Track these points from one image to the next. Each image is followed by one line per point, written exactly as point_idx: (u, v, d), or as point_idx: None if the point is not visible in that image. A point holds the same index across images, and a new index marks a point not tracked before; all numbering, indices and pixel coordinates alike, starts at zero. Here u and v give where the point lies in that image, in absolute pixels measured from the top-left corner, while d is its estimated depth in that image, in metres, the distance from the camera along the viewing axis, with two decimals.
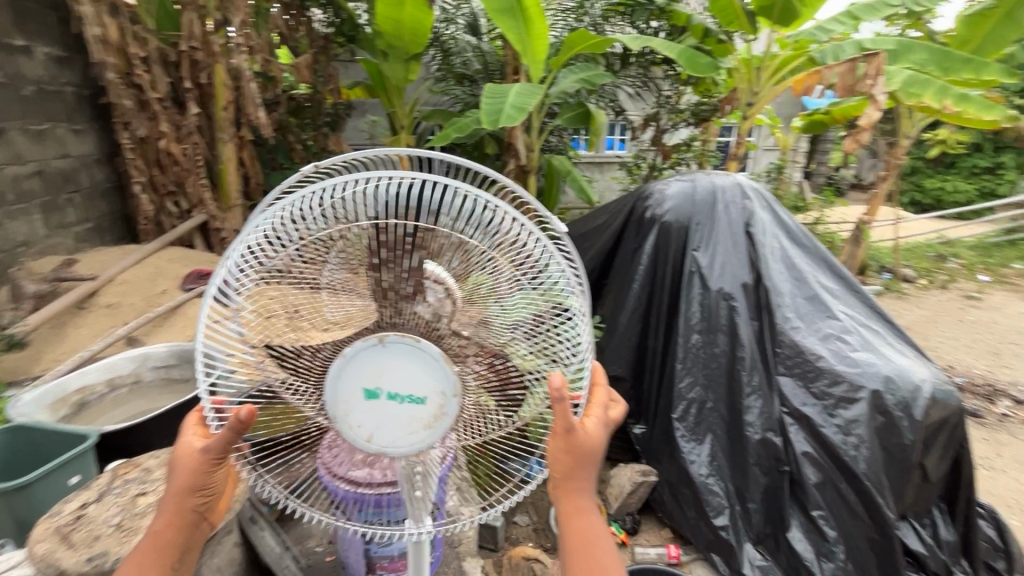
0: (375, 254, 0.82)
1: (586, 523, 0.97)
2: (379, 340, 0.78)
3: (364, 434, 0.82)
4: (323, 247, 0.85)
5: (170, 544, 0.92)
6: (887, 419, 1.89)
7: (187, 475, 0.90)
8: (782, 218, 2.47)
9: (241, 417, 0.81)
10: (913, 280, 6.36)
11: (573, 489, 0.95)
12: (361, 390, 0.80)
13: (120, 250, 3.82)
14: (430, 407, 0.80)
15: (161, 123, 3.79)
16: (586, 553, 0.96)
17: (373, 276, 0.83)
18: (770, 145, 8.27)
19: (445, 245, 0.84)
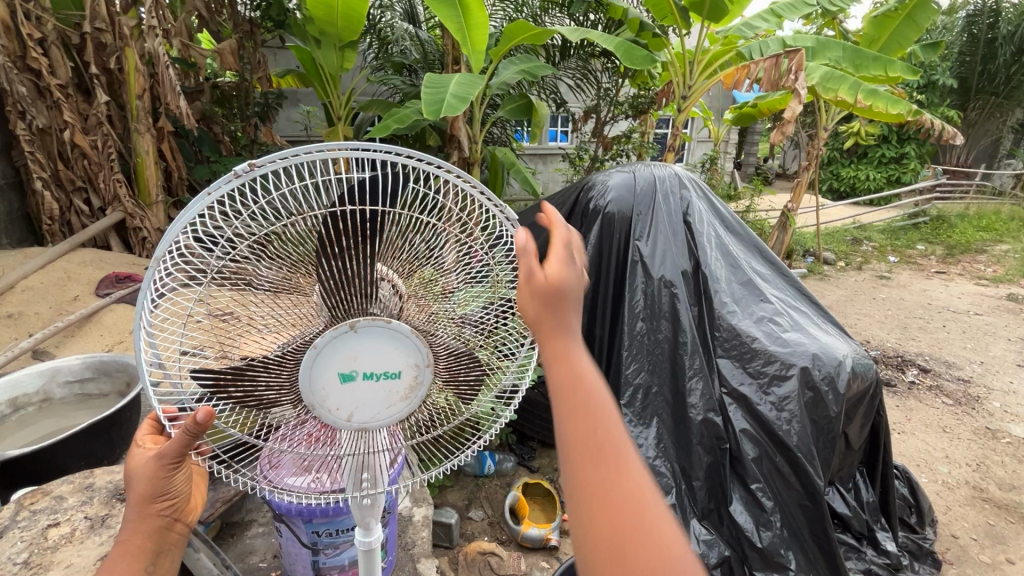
0: (334, 243, 0.74)
1: (585, 385, 0.71)
2: (350, 327, 0.74)
3: (342, 416, 0.78)
4: (273, 246, 0.75)
5: (139, 561, 0.82)
6: (815, 394, 2.02)
7: (145, 483, 0.80)
8: (717, 207, 2.58)
9: (199, 418, 0.72)
10: (833, 263, 6.88)
11: (556, 333, 0.73)
12: (335, 375, 0.75)
13: (22, 255, 3.45)
14: (406, 378, 0.79)
15: (64, 113, 3.44)
16: (589, 425, 0.68)
17: (335, 267, 0.74)
18: (703, 136, 8.64)
19: (396, 236, 0.80)
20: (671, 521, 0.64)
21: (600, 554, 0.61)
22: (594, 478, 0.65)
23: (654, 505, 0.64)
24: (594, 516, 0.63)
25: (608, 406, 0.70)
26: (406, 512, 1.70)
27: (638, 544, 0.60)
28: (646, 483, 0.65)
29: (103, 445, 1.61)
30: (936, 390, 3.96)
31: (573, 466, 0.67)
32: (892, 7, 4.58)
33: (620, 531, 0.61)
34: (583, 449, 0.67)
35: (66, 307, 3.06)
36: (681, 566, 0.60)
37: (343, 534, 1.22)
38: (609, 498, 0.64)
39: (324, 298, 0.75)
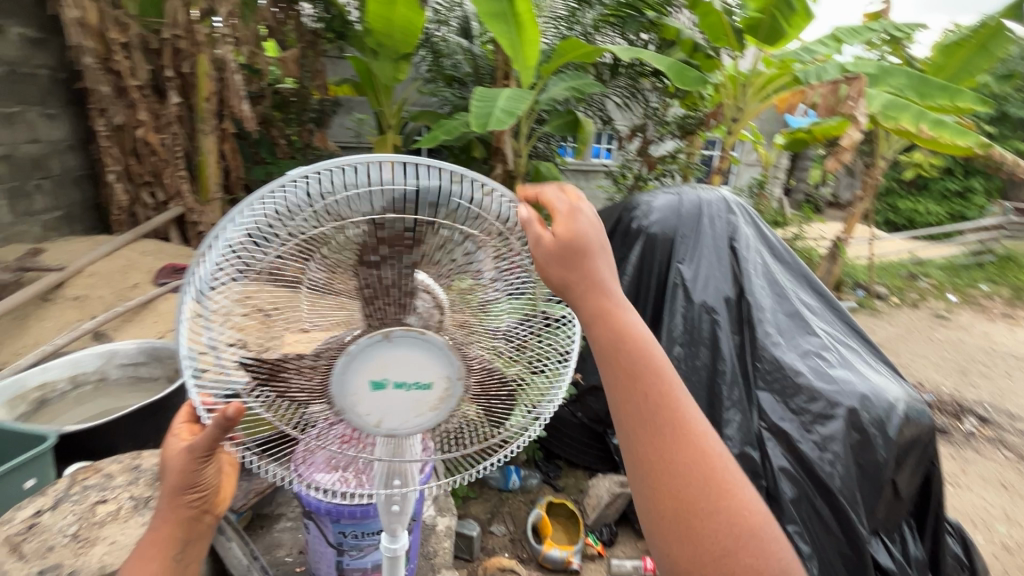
0: (372, 252, 0.75)
1: (642, 360, 0.82)
2: (385, 336, 0.76)
3: (371, 421, 0.79)
4: (325, 248, 0.76)
5: (169, 547, 0.86)
6: (862, 437, 1.91)
7: (175, 476, 0.83)
8: (766, 234, 2.50)
9: (230, 414, 0.74)
10: (886, 298, 6.54)
11: (608, 309, 0.82)
12: (367, 383, 0.77)
13: (92, 242, 3.69)
14: (436, 390, 0.80)
15: (139, 112, 3.69)
16: (648, 401, 0.80)
17: (372, 276, 0.76)
18: (752, 160, 8.43)
19: (441, 247, 0.80)
20: (724, 474, 0.80)
21: (665, 513, 0.78)
22: (660, 453, 0.79)
23: (711, 465, 0.79)
24: (662, 485, 0.79)
25: (667, 379, 0.83)
26: (430, 521, 1.69)
27: (690, 487, 0.77)
28: (705, 448, 0.81)
29: (149, 428, 1.68)
30: (997, 443, 3.68)
31: (638, 440, 0.81)
32: (963, 34, 4.37)
33: (683, 496, 0.78)
34: (647, 427, 0.80)
35: (126, 293, 3.25)
36: (735, 514, 0.78)
37: (368, 536, 1.23)
38: (673, 470, 0.78)
39: (363, 307, 0.79)
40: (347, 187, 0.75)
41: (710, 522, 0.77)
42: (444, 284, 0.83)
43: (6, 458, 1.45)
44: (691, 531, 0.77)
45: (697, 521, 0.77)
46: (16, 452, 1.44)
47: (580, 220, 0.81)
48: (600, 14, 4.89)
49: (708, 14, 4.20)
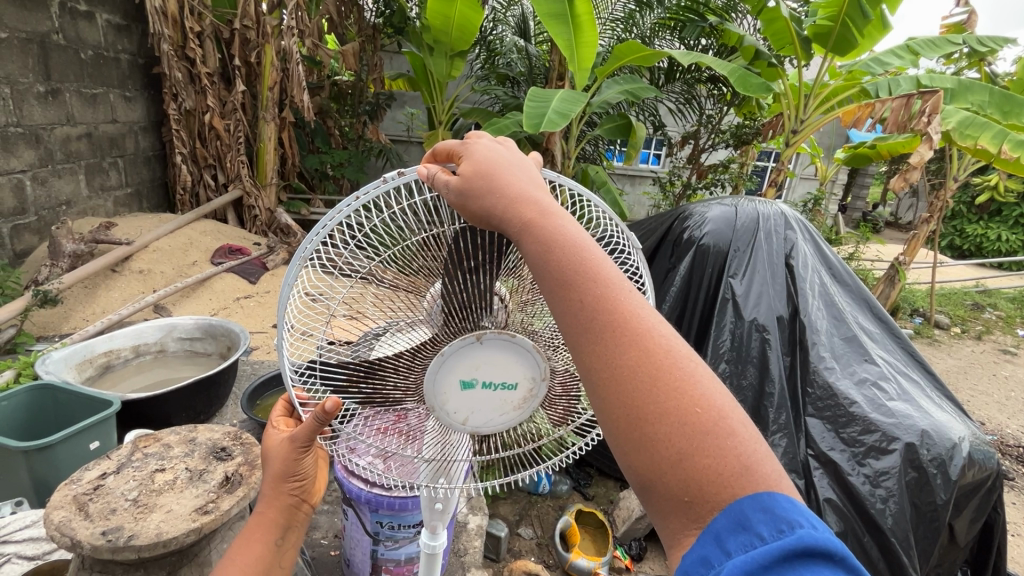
0: (469, 257, 0.72)
1: (570, 250, 0.62)
2: (477, 338, 0.72)
3: (458, 418, 0.77)
4: (412, 253, 0.74)
5: (267, 533, 0.81)
6: (920, 475, 1.80)
7: (277, 462, 0.80)
8: (825, 253, 2.39)
9: (328, 408, 0.70)
10: (946, 327, 6.15)
11: (525, 206, 0.65)
12: (456, 382, 0.74)
13: (157, 219, 3.90)
14: (521, 390, 0.77)
15: (208, 98, 3.87)
16: (578, 297, 0.60)
17: (468, 280, 0.72)
18: (808, 174, 8.10)
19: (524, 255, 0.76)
20: (692, 375, 0.56)
21: (621, 437, 0.56)
22: (599, 360, 0.57)
23: (667, 366, 0.56)
24: (609, 401, 0.57)
25: (604, 273, 0.61)
26: (462, 518, 1.68)
27: (655, 412, 0.54)
28: (658, 348, 0.57)
29: (201, 401, 1.76)
30: None
31: (574, 351, 0.60)
32: None
33: (634, 405, 0.55)
34: (580, 332, 0.59)
35: (185, 270, 3.42)
36: (708, 423, 0.53)
37: (404, 529, 1.25)
38: (617, 380, 0.56)
39: (444, 305, 0.73)
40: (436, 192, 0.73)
41: (671, 433, 0.53)
42: (504, 280, 0.77)
43: (74, 419, 1.54)
44: (651, 448, 0.54)
45: (659, 439, 0.53)
46: (82, 413, 1.52)
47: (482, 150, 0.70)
48: (659, 18, 4.84)
49: (775, 20, 4.01)
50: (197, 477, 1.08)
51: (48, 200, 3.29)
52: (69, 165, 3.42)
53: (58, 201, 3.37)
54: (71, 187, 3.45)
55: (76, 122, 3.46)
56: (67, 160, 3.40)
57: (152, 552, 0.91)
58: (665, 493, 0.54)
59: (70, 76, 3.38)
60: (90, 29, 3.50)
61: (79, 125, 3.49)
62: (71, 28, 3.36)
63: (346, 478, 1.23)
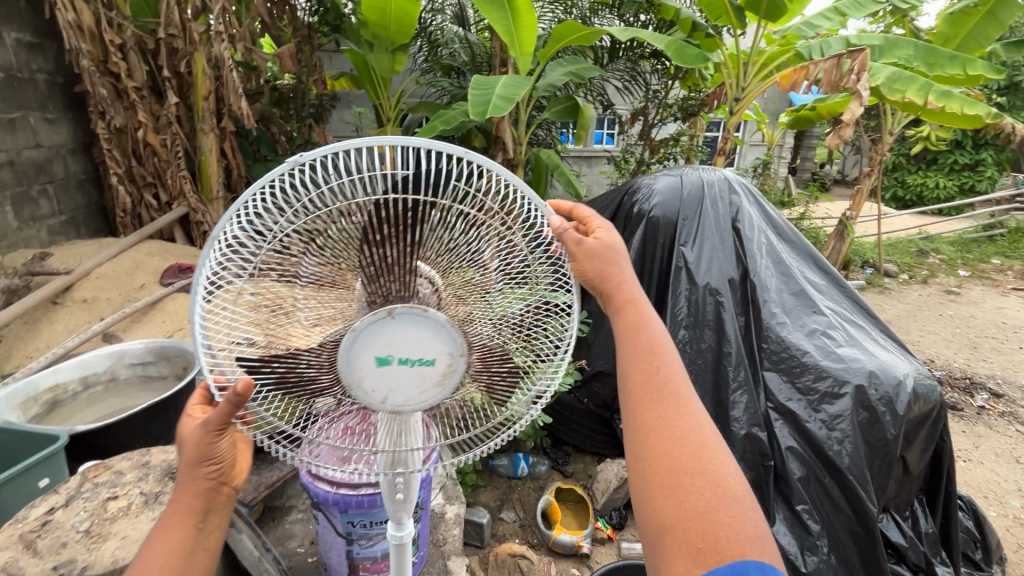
0: (376, 232, 0.70)
1: (650, 335, 0.81)
2: (388, 313, 0.71)
3: (377, 397, 0.76)
4: (323, 238, 0.73)
5: (183, 522, 0.73)
6: (870, 414, 1.90)
7: (190, 447, 0.73)
8: (769, 213, 2.46)
9: (239, 390, 0.68)
10: (895, 275, 6.47)
11: (623, 289, 0.83)
12: (372, 359, 0.74)
13: (98, 244, 3.72)
14: (440, 366, 0.75)
15: (139, 114, 3.71)
16: (653, 368, 0.78)
17: (378, 254, 0.71)
18: (756, 140, 8.33)
19: (439, 230, 0.75)
20: (726, 459, 0.72)
21: (656, 480, 0.69)
22: (656, 415, 0.73)
23: (711, 445, 0.72)
24: (654, 449, 0.71)
25: (671, 360, 0.79)
26: (439, 510, 1.68)
27: (692, 468, 0.69)
28: (708, 430, 0.73)
29: (159, 425, 1.70)
30: (1009, 417, 3.66)
31: (635, 402, 0.76)
32: (972, 2, 4.22)
33: (676, 456, 0.70)
34: (649, 399, 0.75)
35: (133, 294, 3.28)
36: (730, 492, 0.68)
37: (377, 526, 1.24)
38: (670, 434, 0.72)
39: (363, 287, 0.74)
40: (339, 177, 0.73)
41: (701, 489, 0.67)
42: (437, 265, 0.77)
43: (21, 458, 1.48)
44: (679, 495, 0.67)
45: (689, 488, 0.67)
46: (28, 451, 1.46)
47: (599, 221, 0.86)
48: None
49: None
50: (152, 500, 1.04)
51: None
52: None
53: None
54: None
55: None
56: None
57: None
58: (682, 536, 0.64)
59: None
60: None
61: None
62: None
63: (312, 482, 1.22)
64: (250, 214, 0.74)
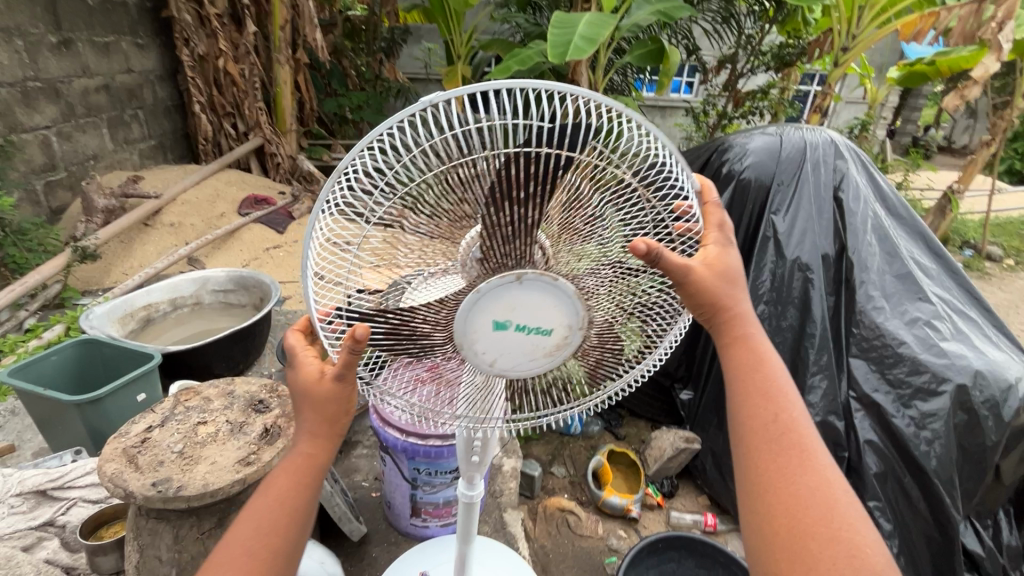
0: (521, 188, 0.61)
1: (765, 376, 0.73)
2: (517, 278, 0.66)
3: (486, 361, 0.72)
4: (445, 189, 0.64)
5: (314, 474, 0.70)
6: (970, 417, 1.73)
7: (326, 398, 0.69)
8: (878, 181, 2.19)
9: (357, 336, 0.63)
10: (999, 260, 5.80)
11: (733, 324, 0.74)
12: (489, 322, 0.69)
13: (182, 170, 3.90)
14: (555, 337, 0.71)
15: (220, 42, 3.75)
16: (769, 414, 0.70)
17: (517, 213, 0.62)
18: (855, 97, 7.49)
19: (573, 191, 0.66)
20: (862, 524, 0.65)
21: (778, 544, 0.64)
22: (778, 467, 0.67)
23: (842, 504, 0.65)
24: (775, 507, 0.66)
25: (790, 402, 0.72)
26: (496, 462, 1.71)
27: (820, 533, 0.63)
28: (837, 488, 0.67)
29: (240, 351, 1.80)
30: None
31: (751, 451, 0.70)
32: None
33: (801, 517, 0.64)
34: (768, 450, 0.68)
35: (214, 222, 3.44)
36: (870, 563, 0.62)
37: (440, 476, 1.26)
38: (792, 493, 0.66)
39: (492, 246, 0.64)
40: (469, 120, 0.62)
41: (835, 558, 0.61)
42: (551, 232, 0.68)
43: (121, 372, 1.60)
44: (809, 565, 0.61)
45: (820, 559, 0.61)
46: (127, 366, 1.58)
47: (714, 221, 0.72)
48: None
49: None
50: (237, 430, 1.09)
51: (76, 155, 3.32)
52: (91, 118, 3.42)
53: (85, 155, 3.40)
54: (95, 142, 3.47)
55: (92, 73, 3.42)
56: (88, 113, 3.40)
57: (201, 501, 0.94)
58: None
59: (80, 24, 3.30)
60: None
61: (96, 76, 3.45)
62: None
63: (383, 427, 1.24)
64: (370, 156, 0.67)
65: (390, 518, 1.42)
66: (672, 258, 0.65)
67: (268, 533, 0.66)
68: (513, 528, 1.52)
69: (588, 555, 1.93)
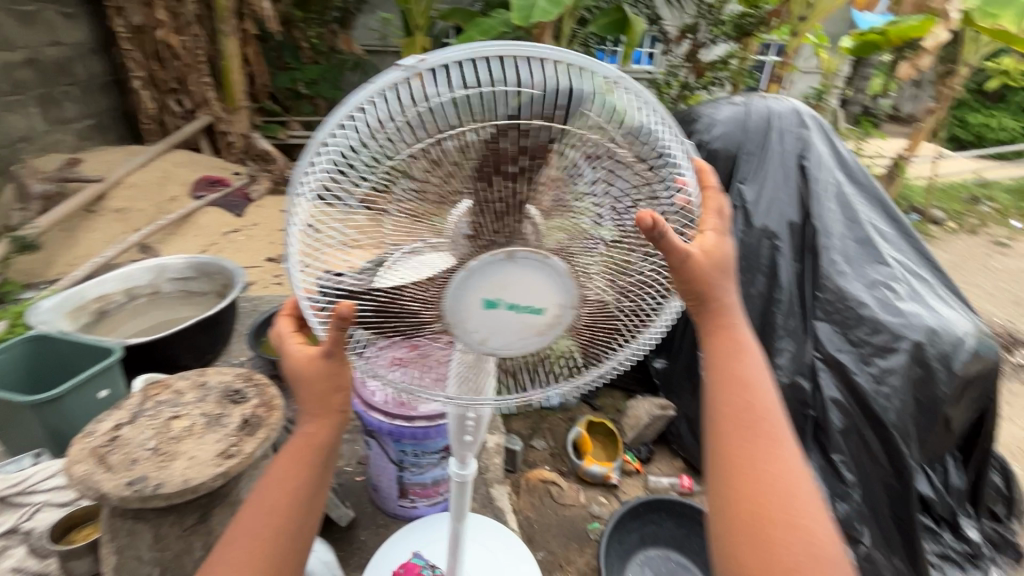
0: (510, 162, 0.62)
1: (744, 367, 0.75)
2: (507, 256, 0.66)
3: (476, 339, 0.71)
4: (431, 164, 0.62)
5: (316, 452, 0.73)
6: (924, 371, 1.84)
7: (320, 374, 0.71)
8: (839, 149, 2.24)
9: (340, 313, 0.62)
10: (942, 222, 6.12)
11: (718, 315, 0.74)
12: (480, 300, 0.68)
13: (126, 151, 3.65)
14: (548, 315, 0.71)
15: (158, 11, 3.49)
16: (744, 404, 0.73)
17: (507, 189, 0.64)
18: (811, 67, 7.65)
19: (564, 162, 0.65)
20: (817, 511, 0.69)
21: (740, 529, 0.68)
22: (747, 456, 0.70)
23: (802, 493, 0.69)
24: (741, 494, 0.69)
25: (764, 393, 0.74)
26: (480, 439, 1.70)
27: (779, 520, 0.67)
28: (799, 477, 0.70)
29: (207, 340, 1.72)
30: None
31: (723, 440, 0.72)
32: None
33: (765, 506, 0.68)
34: (740, 441, 0.71)
35: (165, 206, 3.25)
36: (821, 548, 0.67)
37: (427, 456, 1.25)
38: (758, 482, 0.69)
39: (474, 211, 0.65)
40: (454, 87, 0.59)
41: (792, 544, 0.66)
42: (541, 205, 0.67)
43: (76, 370, 1.50)
44: (766, 550, 0.66)
45: (777, 544, 0.66)
46: (82, 363, 1.48)
47: (711, 207, 0.71)
48: None
49: None
50: (214, 422, 1.04)
51: (3, 137, 3.05)
52: (17, 96, 3.15)
53: (14, 137, 3.13)
54: (24, 122, 3.20)
55: (15, 45, 3.13)
56: (13, 90, 3.12)
57: (182, 498, 0.90)
58: None
59: None
60: None
61: (19, 49, 3.16)
62: None
63: (366, 410, 1.21)
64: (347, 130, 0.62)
65: (377, 501, 1.41)
66: (672, 239, 0.65)
67: (272, 512, 0.70)
68: (500, 502, 1.53)
69: (571, 523, 1.98)
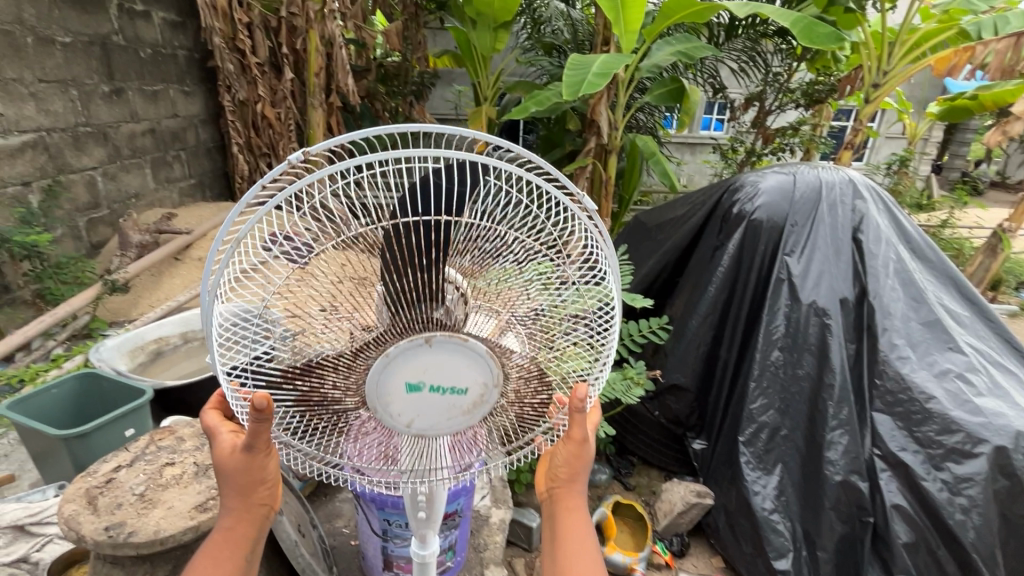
0: (423, 256, 0.67)
1: None
2: (426, 341, 0.66)
3: (402, 421, 0.71)
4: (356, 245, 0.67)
5: (240, 546, 0.80)
6: (1012, 483, 1.60)
7: (241, 474, 0.78)
8: (902, 223, 2.06)
9: (258, 406, 0.66)
10: None
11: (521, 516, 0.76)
12: (403, 384, 0.69)
13: (216, 207, 4.10)
14: (471, 395, 0.71)
15: (259, 88, 3.99)
16: None
17: (418, 278, 0.67)
18: (896, 132, 7.24)
19: (472, 243, 0.70)
20: None
21: None
22: None
23: None
24: None
25: None
26: (484, 512, 1.64)
27: None
28: None
29: None
30: None
31: None
32: None
33: None
34: None
35: None
36: None
37: None
38: None
39: (391, 314, 0.67)
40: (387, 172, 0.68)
41: None
42: (466, 273, 0.71)
43: (116, 406, 1.63)
44: None
45: None
46: (123, 400, 1.60)
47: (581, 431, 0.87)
48: None
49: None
50: (202, 473, 1.08)
51: (119, 194, 3.52)
52: (135, 159, 3.65)
53: (128, 193, 3.61)
54: (138, 181, 3.69)
55: (140, 118, 3.67)
56: (133, 154, 3.62)
57: (151, 549, 0.92)
58: None
59: (132, 74, 3.57)
60: (148, 27, 3.67)
61: (143, 120, 3.70)
62: (129, 28, 3.53)
63: None
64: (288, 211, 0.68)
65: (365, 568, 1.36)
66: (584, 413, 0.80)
67: None
68: None
69: None
